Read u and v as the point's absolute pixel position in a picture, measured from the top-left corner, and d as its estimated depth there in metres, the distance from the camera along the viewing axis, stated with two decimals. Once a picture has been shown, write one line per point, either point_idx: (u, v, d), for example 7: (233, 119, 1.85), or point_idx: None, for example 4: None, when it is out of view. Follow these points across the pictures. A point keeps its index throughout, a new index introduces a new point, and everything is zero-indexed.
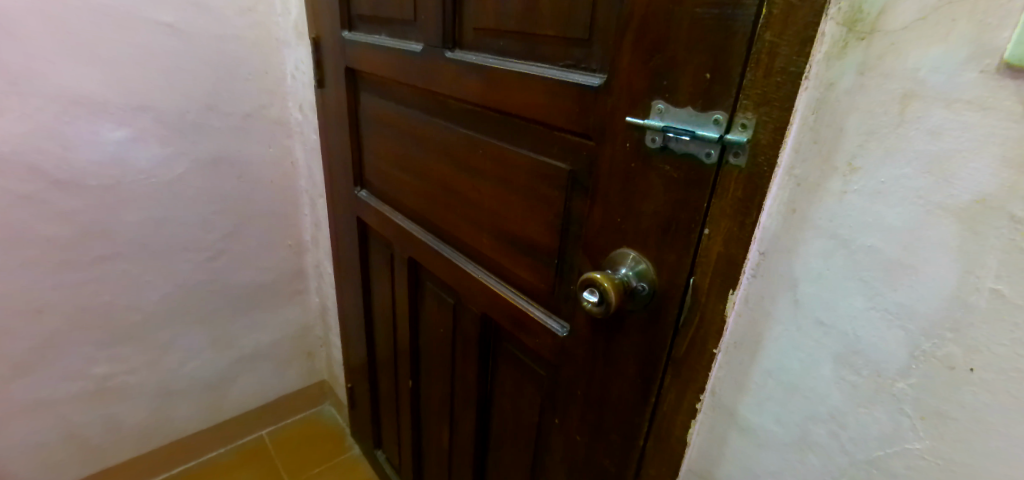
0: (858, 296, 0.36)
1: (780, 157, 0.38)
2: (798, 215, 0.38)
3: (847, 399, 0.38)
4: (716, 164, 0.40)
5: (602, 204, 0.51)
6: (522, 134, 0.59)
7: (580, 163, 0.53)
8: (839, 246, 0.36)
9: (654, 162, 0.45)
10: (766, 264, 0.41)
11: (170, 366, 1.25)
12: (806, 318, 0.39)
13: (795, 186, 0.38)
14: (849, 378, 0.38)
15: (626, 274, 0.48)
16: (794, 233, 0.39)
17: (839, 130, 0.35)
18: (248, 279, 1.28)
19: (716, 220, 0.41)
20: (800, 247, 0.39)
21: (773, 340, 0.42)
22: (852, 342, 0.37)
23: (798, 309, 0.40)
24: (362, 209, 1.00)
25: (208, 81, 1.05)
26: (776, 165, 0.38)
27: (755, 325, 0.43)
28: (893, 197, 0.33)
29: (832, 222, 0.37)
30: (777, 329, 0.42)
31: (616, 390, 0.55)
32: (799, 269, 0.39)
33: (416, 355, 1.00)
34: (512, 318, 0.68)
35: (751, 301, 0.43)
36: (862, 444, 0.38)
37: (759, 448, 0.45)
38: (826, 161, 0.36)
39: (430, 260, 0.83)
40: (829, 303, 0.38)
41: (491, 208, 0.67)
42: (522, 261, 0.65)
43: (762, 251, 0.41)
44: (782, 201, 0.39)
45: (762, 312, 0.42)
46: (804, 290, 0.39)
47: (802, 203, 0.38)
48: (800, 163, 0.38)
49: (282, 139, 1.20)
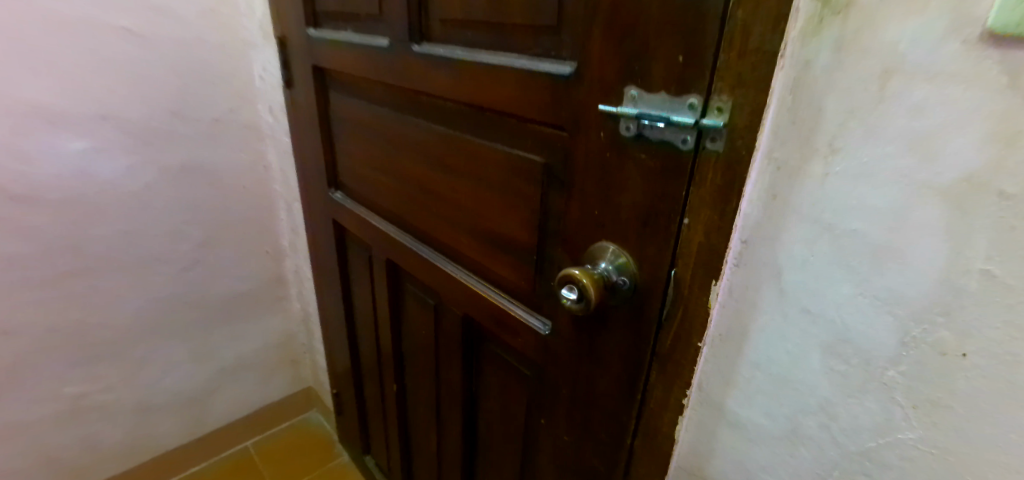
0: (844, 283, 0.35)
1: (759, 141, 0.36)
2: (780, 201, 0.37)
3: (837, 390, 0.37)
4: (693, 150, 0.38)
5: (579, 197, 0.49)
6: (495, 128, 0.57)
7: (555, 156, 0.51)
8: (823, 231, 0.35)
9: (630, 151, 0.43)
10: (748, 253, 0.39)
11: (148, 382, 1.21)
12: (794, 308, 0.38)
13: (775, 170, 0.36)
14: (838, 368, 0.36)
15: (606, 269, 0.47)
16: (777, 219, 0.37)
17: (819, 110, 0.33)
18: (226, 288, 1.24)
19: (696, 209, 0.40)
20: (782, 234, 0.37)
21: (759, 332, 0.40)
22: (840, 331, 0.35)
23: (783, 299, 0.38)
24: (338, 212, 0.97)
25: (173, 86, 1.01)
26: (755, 150, 0.36)
27: (739, 317, 0.41)
28: (877, 180, 0.32)
29: (815, 207, 0.35)
30: (762, 320, 0.40)
31: (601, 388, 0.54)
32: (783, 258, 0.37)
33: (401, 359, 0.97)
34: (494, 318, 0.66)
35: (735, 293, 0.41)
36: (854, 435, 0.37)
37: (749, 443, 0.44)
38: (807, 143, 0.34)
39: (409, 262, 0.81)
40: (815, 291, 0.36)
41: (467, 206, 0.65)
42: (502, 260, 0.62)
43: (744, 240, 0.39)
44: (762, 186, 0.37)
45: (746, 303, 0.41)
46: (790, 279, 0.37)
47: (783, 187, 0.36)
48: (779, 146, 0.36)
49: (254, 144, 1.16)
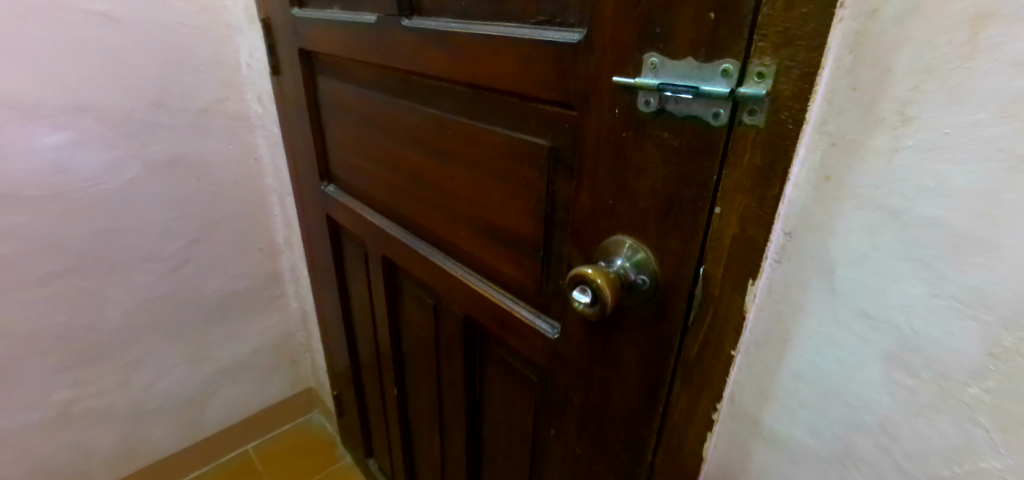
0: (914, 280, 0.29)
1: (810, 112, 0.30)
2: (834, 183, 0.31)
3: (901, 407, 0.31)
4: (726, 124, 0.32)
5: (589, 185, 0.43)
6: (495, 109, 0.51)
7: (562, 138, 0.45)
8: (889, 218, 0.29)
9: (649, 130, 0.37)
10: (793, 244, 0.34)
11: (141, 386, 1.17)
12: (848, 309, 0.32)
13: (829, 146, 0.31)
14: (904, 382, 0.31)
15: (622, 266, 0.41)
16: (831, 205, 0.31)
17: (887, 70, 0.28)
18: (219, 287, 1.20)
19: (730, 195, 0.34)
20: (836, 221, 0.31)
21: (803, 338, 0.35)
22: (908, 337, 0.30)
23: (836, 298, 0.33)
24: (332, 206, 0.91)
25: (154, 75, 0.95)
26: (805, 123, 0.30)
27: (781, 318, 0.36)
28: (957, 155, 0.26)
29: (878, 189, 0.29)
30: (808, 322, 0.34)
31: (617, 398, 0.48)
32: (836, 251, 0.32)
33: (401, 359, 0.92)
34: (497, 318, 0.61)
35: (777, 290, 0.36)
36: (921, 460, 0.31)
37: (791, 463, 0.39)
38: (869, 112, 0.29)
39: (406, 258, 0.75)
40: (876, 289, 0.31)
41: (466, 197, 0.59)
42: (504, 256, 0.57)
43: (789, 229, 0.34)
44: (812, 165, 0.32)
45: (789, 302, 0.35)
46: (845, 275, 0.32)
47: (838, 166, 0.31)
48: (834, 116, 0.30)
49: (243, 135, 1.10)
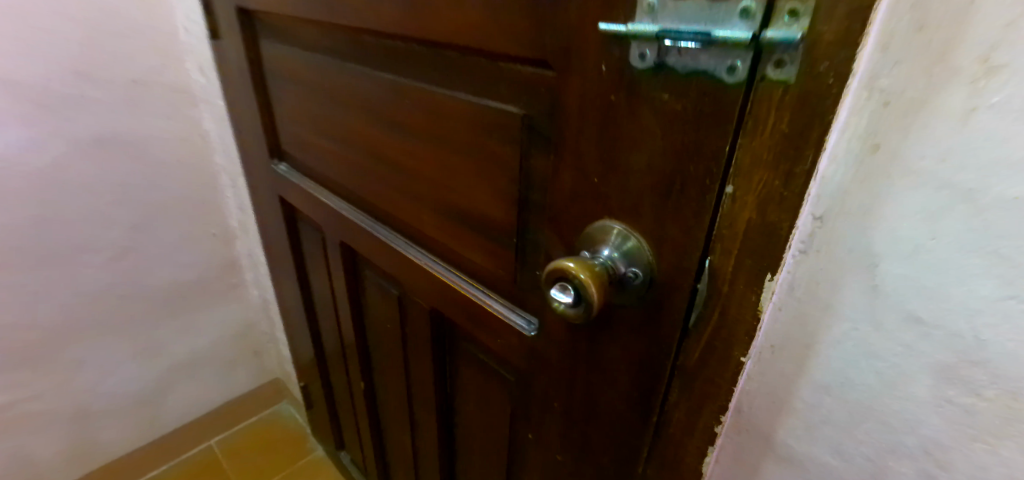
0: (976, 246, 0.29)
1: (855, 72, 0.23)
2: (892, 140, 0.30)
3: (943, 377, 0.32)
4: (745, 81, 0.25)
5: (571, 160, 0.36)
6: (459, 71, 0.43)
7: (538, 105, 0.38)
8: (955, 180, 0.28)
9: (643, 92, 0.30)
10: (839, 205, 0.33)
11: (85, 386, 1.08)
12: (874, 306, 0.33)
13: (890, 98, 0.29)
14: (954, 352, 0.31)
15: (610, 257, 0.34)
16: (865, 197, 0.32)
17: (932, 58, 0.27)
18: (168, 277, 1.09)
19: (747, 172, 0.27)
20: (894, 182, 0.31)
21: (846, 302, 0.34)
22: (966, 306, 0.30)
23: (886, 260, 0.32)
24: (284, 188, 0.82)
25: (73, 40, 0.83)
26: (849, 87, 0.23)
27: (822, 281, 0.35)
28: (994, 158, 0.27)
29: (945, 147, 0.28)
30: (853, 284, 0.34)
31: (603, 406, 0.42)
32: (863, 248, 0.33)
33: (367, 352, 0.85)
34: (468, 313, 0.54)
35: (817, 252, 0.35)
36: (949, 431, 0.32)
37: (809, 430, 0.39)
38: (906, 111, 0.29)
39: (366, 245, 0.68)
40: (933, 253, 0.30)
41: (429, 176, 0.51)
42: (473, 244, 0.50)
43: (838, 189, 0.33)
44: (869, 119, 0.30)
45: (833, 264, 0.34)
46: (872, 272, 0.33)
47: (899, 119, 0.29)
48: (898, 65, 0.29)
49: (185, 109, 0.98)
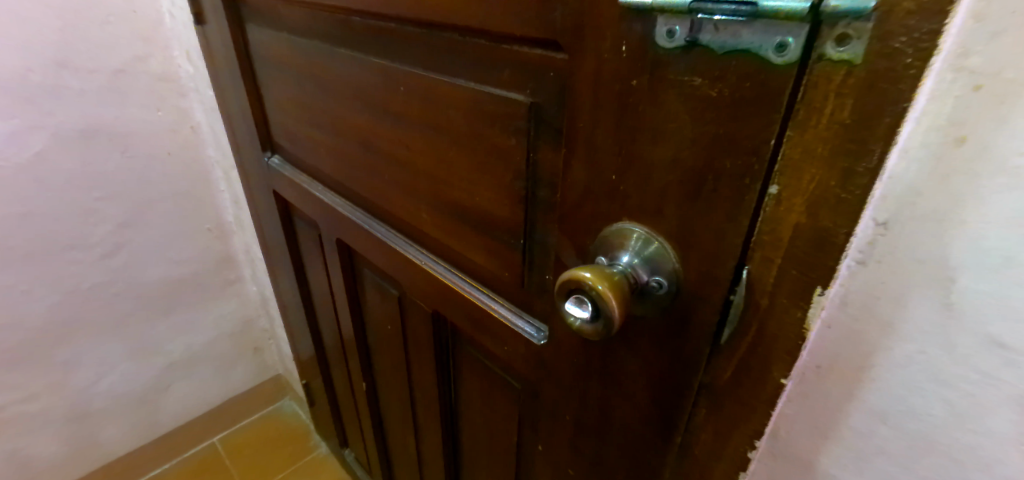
0: None
1: (941, 48, 0.18)
2: (984, 133, 0.26)
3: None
4: (797, 61, 0.21)
5: (584, 155, 0.32)
6: (456, 55, 0.39)
7: (547, 92, 0.33)
8: None
9: (670, 76, 0.25)
10: (912, 207, 0.29)
11: (82, 385, 1.06)
12: (945, 324, 0.30)
13: (981, 85, 0.25)
14: None
15: (630, 264, 0.30)
16: (944, 198, 0.28)
17: None
18: (163, 274, 1.06)
19: (795, 169, 0.23)
20: (982, 181, 0.27)
21: (914, 317, 0.31)
22: None
23: (967, 271, 0.28)
24: (277, 182, 0.78)
25: (50, 27, 0.78)
26: (931, 68, 0.19)
27: (885, 293, 0.31)
28: None
29: None
30: (924, 297, 0.30)
31: (619, 422, 0.39)
32: (937, 259, 0.29)
33: (367, 351, 0.82)
34: (470, 317, 0.51)
35: (882, 259, 0.31)
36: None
37: (860, 454, 0.36)
38: (995, 101, 0.25)
39: (362, 243, 0.64)
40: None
41: (426, 170, 0.47)
42: (476, 245, 0.46)
43: (912, 188, 0.29)
44: (955, 110, 0.26)
45: (899, 275, 0.30)
46: (946, 286, 0.29)
47: (993, 108, 0.25)
48: (995, 46, 0.24)
49: (173, 100, 0.94)
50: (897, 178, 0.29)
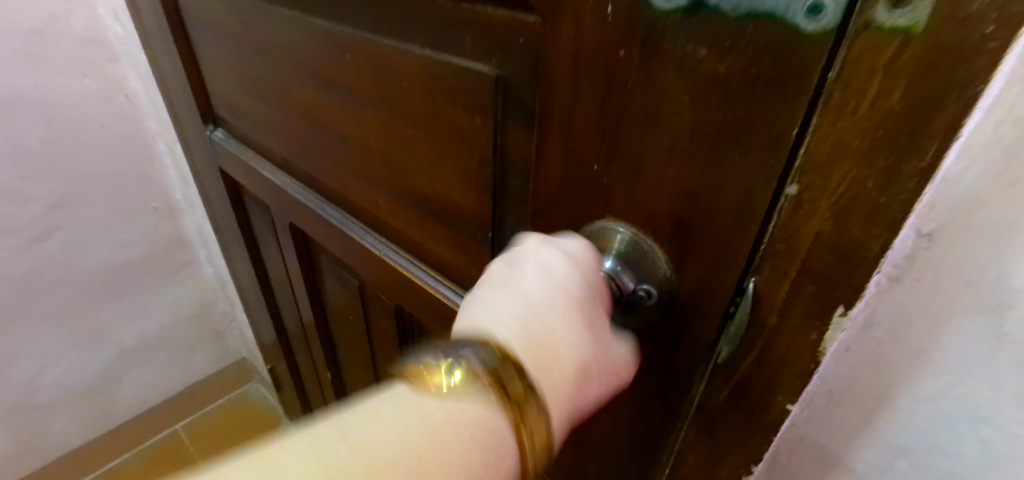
0: None
1: None
2: None
3: None
4: (834, 27, 0.16)
5: (561, 140, 0.26)
6: (408, 17, 0.32)
7: (515, 63, 0.28)
8: None
9: (667, 45, 0.20)
10: (962, 217, 0.23)
11: (24, 379, 0.98)
12: (992, 356, 0.25)
13: None
14: None
15: (612, 270, 0.26)
16: (1008, 207, 0.22)
17: None
18: (106, 259, 0.98)
19: (822, 166, 0.19)
20: None
21: (956, 344, 0.26)
22: None
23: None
24: (222, 158, 0.71)
25: None
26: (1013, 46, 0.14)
27: (917, 315, 0.26)
28: None
29: None
30: (969, 324, 0.25)
31: (599, 437, 0.35)
32: (988, 279, 0.24)
33: (330, 339, 0.77)
34: (435, 313, 0.46)
35: (920, 278, 0.25)
36: None
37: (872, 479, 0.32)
38: None
39: (317, 229, 0.58)
40: None
41: (382, 153, 0.41)
42: (440, 237, 0.41)
43: (974, 191, 0.23)
44: None
45: (940, 295, 0.25)
46: (998, 313, 0.24)
47: None
48: None
49: (103, 66, 0.84)
50: (952, 181, 0.23)
